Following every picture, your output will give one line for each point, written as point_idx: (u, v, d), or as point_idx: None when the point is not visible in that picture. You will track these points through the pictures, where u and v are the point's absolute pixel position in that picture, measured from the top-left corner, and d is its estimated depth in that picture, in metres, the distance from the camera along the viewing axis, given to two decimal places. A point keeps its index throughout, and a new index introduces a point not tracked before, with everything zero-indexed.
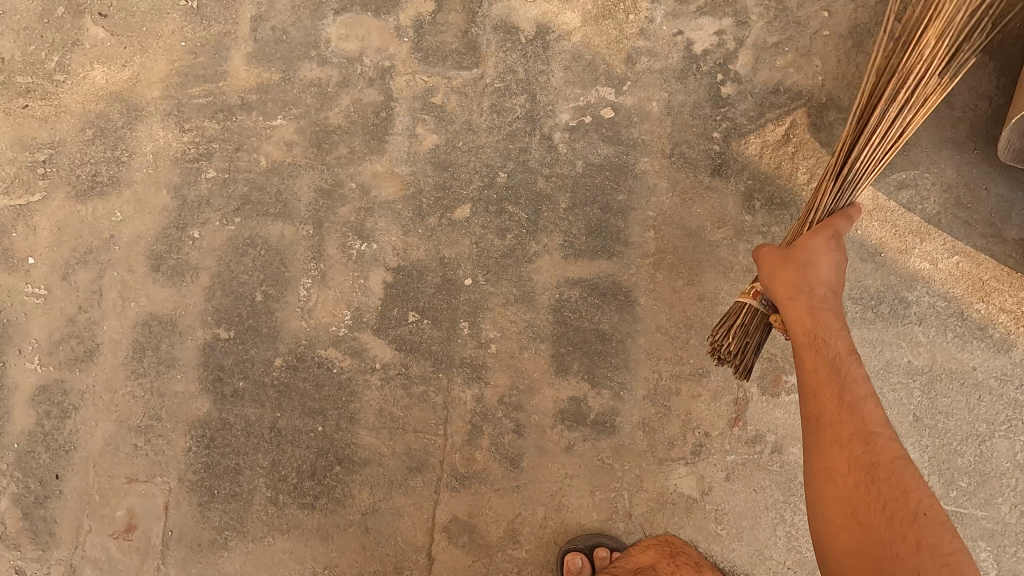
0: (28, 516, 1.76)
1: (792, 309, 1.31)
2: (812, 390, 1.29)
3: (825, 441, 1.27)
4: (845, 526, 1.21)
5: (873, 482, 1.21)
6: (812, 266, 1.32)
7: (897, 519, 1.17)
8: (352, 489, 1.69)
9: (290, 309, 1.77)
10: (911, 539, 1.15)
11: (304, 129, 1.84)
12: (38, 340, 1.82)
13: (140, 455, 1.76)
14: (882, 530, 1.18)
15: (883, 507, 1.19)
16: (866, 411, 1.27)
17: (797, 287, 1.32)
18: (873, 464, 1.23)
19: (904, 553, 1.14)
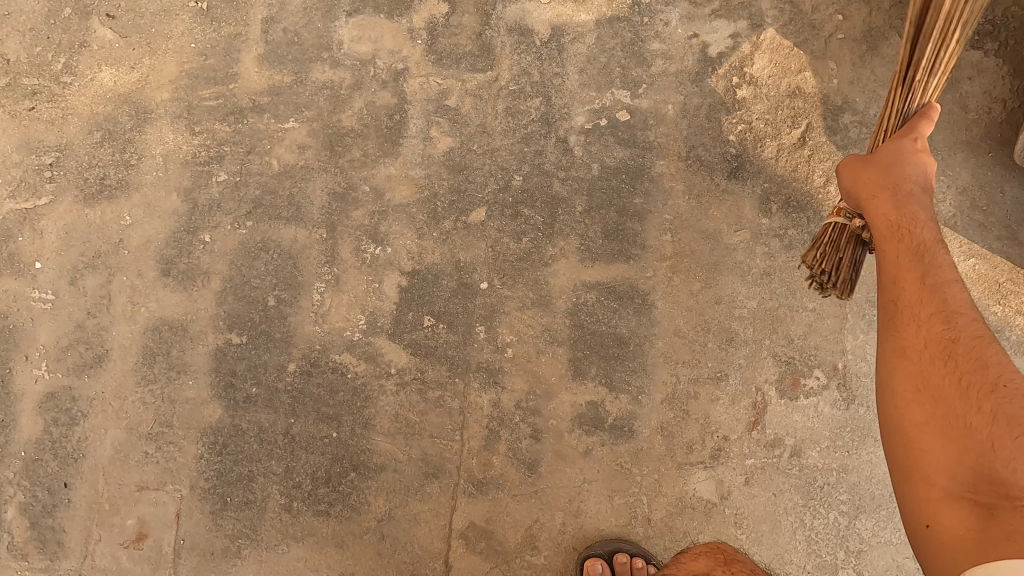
0: (35, 525, 1.73)
1: (875, 208, 1.23)
2: (891, 275, 1.16)
3: (902, 322, 1.13)
4: (915, 402, 1.07)
5: (950, 358, 1.08)
6: (897, 167, 1.23)
7: (978, 394, 1.03)
8: (368, 495, 1.67)
9: (303, 313, 1.75)
10: (993, 417, 1.01)
11: (317, 132, 1.82)
12: (45, 345, 1.79)
13: (150, 463, 1.73)
14: (959, 406, 1.04)
15: (965, 383, 1.05)
16: (947, 292, 1.12)
17: (882, 184, 1.23)
18: (953, 340, 1.08)
19: (981, 426, 1.01)
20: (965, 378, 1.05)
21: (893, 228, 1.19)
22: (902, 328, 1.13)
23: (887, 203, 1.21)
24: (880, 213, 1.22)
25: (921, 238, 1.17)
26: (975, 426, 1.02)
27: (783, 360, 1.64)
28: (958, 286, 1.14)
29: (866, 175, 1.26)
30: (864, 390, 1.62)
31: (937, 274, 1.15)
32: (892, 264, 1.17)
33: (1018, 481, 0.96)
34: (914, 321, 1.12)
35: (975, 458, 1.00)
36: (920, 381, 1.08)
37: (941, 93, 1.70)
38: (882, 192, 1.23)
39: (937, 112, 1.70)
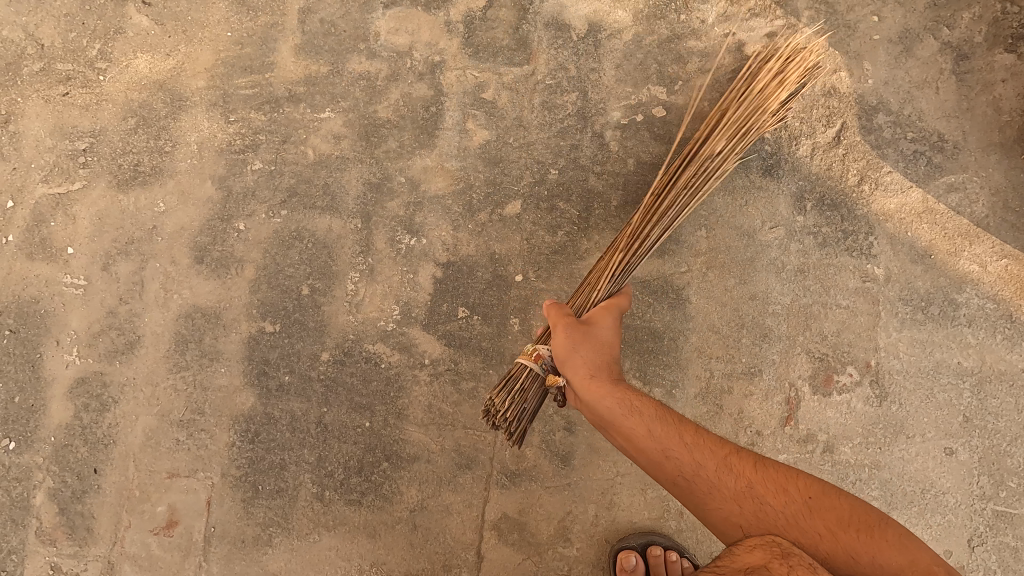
0: (64, 511, 1.72)
1: (600, 397, 1.35)
2: (662, 459, 1.28)
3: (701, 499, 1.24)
4: (777, 563, 1.12)
5: (759, 500, 1.19)
6: (605, 347, 1.42)
7: (802, 514, 1.15)
8: (400, 486, 1.67)
9: (337, 303, 1.75)
10: (820, 529, 1.12)
11: (353, 123, 1.82)
12: (77, 330, 1.79)
13: (181, 450, 1.73)
14: (801, 536, 1.13)
15: (784, 518, 1.16)
16: (703, 444, 1.28)
17: (599, 368, 1.38)
18: (748, 486, 1.21)
19: (830, 547, 1.10)
20: (785, 509, 1.17)
21: (629, 413, 1.33)
22: (713, 502, 1.23)
23: (621, 394, 1.34)
24: (610, 399, 1.34)
25: (663, 409, 1.35)
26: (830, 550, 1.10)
27: (816, 357, 1.65)
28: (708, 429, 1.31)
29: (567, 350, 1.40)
30: (897, 387, 1.63)
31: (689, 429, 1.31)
32: (660, 445, 1.29)
33: (883, 575, 1.05)
34: (715, 487, 1.23)
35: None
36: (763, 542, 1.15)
37: (974, 95, 1.72)
38: (607, 375, 1.38)
39: (971, 113, 1.71)
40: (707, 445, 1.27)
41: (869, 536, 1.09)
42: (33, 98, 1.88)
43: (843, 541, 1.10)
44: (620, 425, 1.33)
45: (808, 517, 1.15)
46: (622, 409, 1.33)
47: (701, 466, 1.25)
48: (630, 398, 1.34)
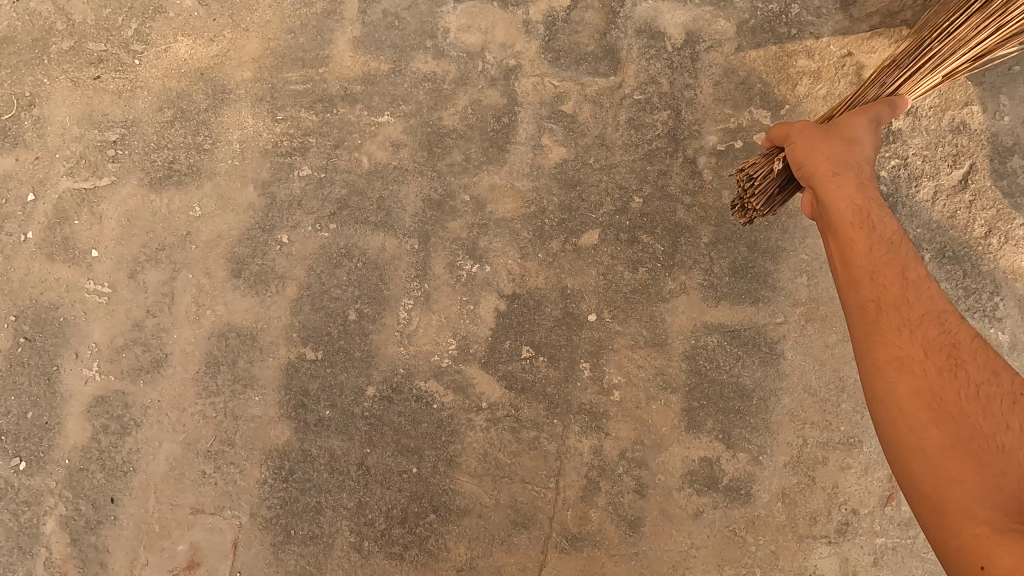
0: (77, 542, 1.57)
1: (837, 202, 1.13)
2: (864, 277, 1.07)
3: (885, 326, 1.03)
4: (931, 424, 0.94)
5: (957, 369, 0.98)
6: (857, 144, 1.18)
7: (990, 407, 0.94)
8: (447, 541, 1.51)
9: (386, 332, 1.58)
10: (999, 442, 0.92)
11: (414, 130, 1.63)
12: (98, 343, 1.63)
13: (207, 484, 1.57)
14: (980, 423, 0.94)
15: (950, 398, 0.96)
16: (932, 304, 1.05)
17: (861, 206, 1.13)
18: (948, 354, 0.99)
19: (1002, 449, 0.91)
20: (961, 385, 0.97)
21: (884, 247, 1.09)
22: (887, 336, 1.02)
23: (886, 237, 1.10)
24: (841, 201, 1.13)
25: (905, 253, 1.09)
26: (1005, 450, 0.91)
27: None
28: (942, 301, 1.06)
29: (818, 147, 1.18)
30: None
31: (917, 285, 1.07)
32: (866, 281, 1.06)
33: None
34: (886, 345, 1.02)
35: (997, 483, 0.88)
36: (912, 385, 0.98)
37: None
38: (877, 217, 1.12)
39: None
40: (943, 312, 1.04)
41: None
42: (60, 79, 1.69)
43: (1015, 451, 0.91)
44: (841, 225, 1.12)
45: (989, 399, 0.95)
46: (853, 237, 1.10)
47: (912, 320, 1.03)
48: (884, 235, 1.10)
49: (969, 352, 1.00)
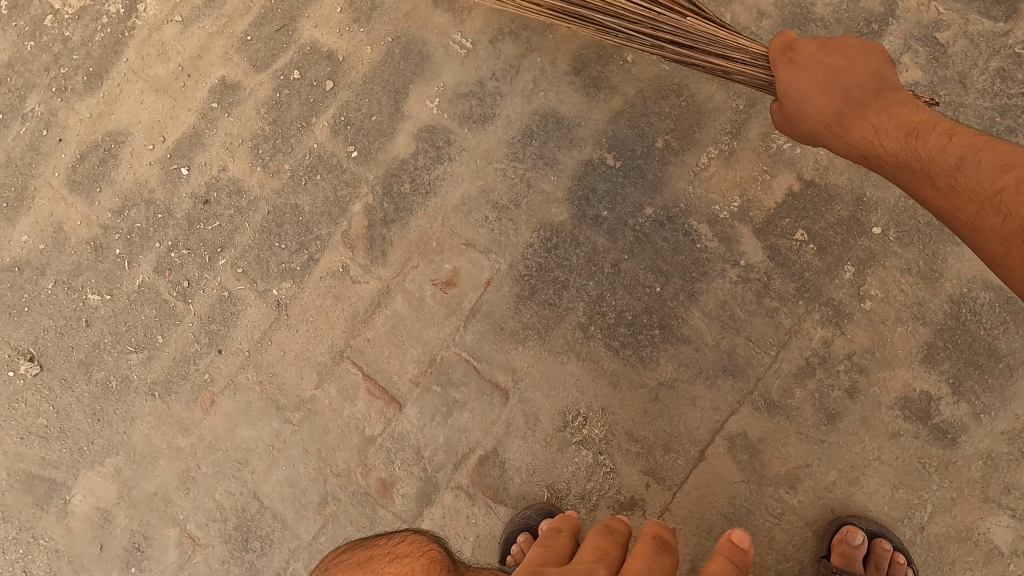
0: (371, 227, 1.94)
1: (853, 125, 1.22)
2: (849, 121, 1.22)
3: (876, 121, 1.21)
4: (940, 191, 1.11)
5: (951, 148, 1.10)
6: (828, 70, 1.22)
7: (947, 158, 1.10)
8: (660, 357, 1.72)
9: (682, 168, 1.76)
10: (945, 164, 1.10)
11: (784, 7, 1.74)
12: (445, 85, 1.93)
13: (486, 227, 1.86)
14: (945, 160, 1.10)
15: (1003, 171, 1.02)
16: (943, 140, 1.13)
17: (843, 66, 1.22)
18: (942, 146, 1.11)
19: (975, 180, 1.05)
20: (946, 146, 1.11)
21: (874, 138, 1.20)
22: (865, 142, 1.22)
23: (838, 48, 1.23)
24: (809, 86, 1.24)
25: (891, 81, 1.21)
26: (978, 175, 1.05)
27: None
28: (860, 128, 1.21)
29: (802, 73, 1.25)
30: None
31: (888, 146, 1.19)
32: (849, 127, 1.22)
33: (979, 194, 1.04)
34: (922, 171, 1.14)
35: (1002, 174, 1.02)
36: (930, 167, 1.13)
37: None
38: (853, 66, 1.21)
39: None
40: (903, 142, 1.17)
41: (1013, 162, 1.02)
42: None
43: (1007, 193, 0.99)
44: (843, 135, 1.24)
45: (968, 170, 1.07)
46: (842, 132, 1.24)
47: (885, 131, 1.20)
48: (868, 89, 1.21)
49: (952, 150, 1.10)
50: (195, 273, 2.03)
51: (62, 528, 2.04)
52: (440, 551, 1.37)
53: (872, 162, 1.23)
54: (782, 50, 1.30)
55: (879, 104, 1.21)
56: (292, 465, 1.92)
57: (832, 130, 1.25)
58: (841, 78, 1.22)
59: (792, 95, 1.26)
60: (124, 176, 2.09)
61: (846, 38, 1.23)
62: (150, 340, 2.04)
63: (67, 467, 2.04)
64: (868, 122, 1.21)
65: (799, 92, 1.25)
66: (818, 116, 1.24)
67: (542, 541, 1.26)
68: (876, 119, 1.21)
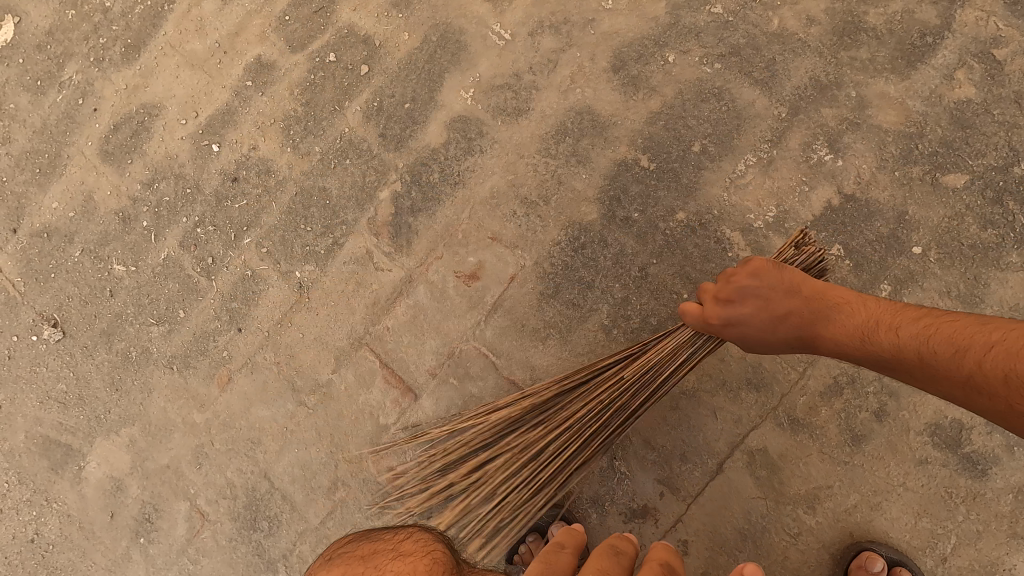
0: (398, 215, 1.92)
1: (832, 321, 1.25)
2: (808, 315, 1.27)
3: (826, 325, 1.25)
4: (927, 367, 1.04)
5: (926, 348, 1.04)
6: (772, 300, 1.29)
7: (912, 357, 1.07)
8: (682, 365, 1.69)
9: (718, 174, 1.72)
10: (917, 352, 1.06)
11: (835, 14, 1.69)
12: (481, 75, 1.90)
13: (513, 222, 1.84)
14: (926, 358, 1.04)
15: (965, 355, 0.97)
16: (898, 334, 1.11)
17: (765, 309, 1.29)
18: (885, 353, 1.13)
19: (953, 366, 0.99)
20: (910, 336, 1.09)
21: (854, 335, 1.19)
22: (827, 330, 1.25)
23: (756, 283, 1.30)
24: (749, 316, 1.29)
25: (806, 291, 1.29)
26: (954, 356, 0.99)
27: None
28: (844, 330, 1.23)
29: (753, 293, 1.30)
30: None
31: (860, 344, 1.18)
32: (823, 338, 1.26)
33: (959, 381, 0.97)
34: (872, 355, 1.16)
35: (972, 354, 0.96)
36: (900, 362, 1.10)
37: None
38: (777, 294, 1.30)
39: None
40: (849, 340, 1.21)
41: (982, 336, 0.95)
42: None
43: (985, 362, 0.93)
44: (815, 339, 1.27)
45: (953, 349, 1.00)
46: (813, 313, 1.27)
47: (815, 327, 1.27)
48: (802, 291, 1.29)
49: (908, 344, 1.08)
50: (220, 250, 2.04)
51: (76, 493, 2.06)
52: (444, 552, 1.36)
53: (850, 354, 1.23)
54: (711, 292, 1.36)
55: (833, 313, 1.25)
56: (304, 448, 1.92)
57: (804, 335, 1.29)
58: (767, 280, 1.31)
59: (738, 329, 1.31)
60: (155, 150, 2.10)
61: (743, 279, 1.31)
62: (171, 314, 2.05)
63: (83, 433, 2.07)
64: (832, 338, 1.25)
65: (736, 331, 1.31)
66: (790, 337, 1.30)
67: (545, 555, 1.25)
68: (832, 319, 1.24)
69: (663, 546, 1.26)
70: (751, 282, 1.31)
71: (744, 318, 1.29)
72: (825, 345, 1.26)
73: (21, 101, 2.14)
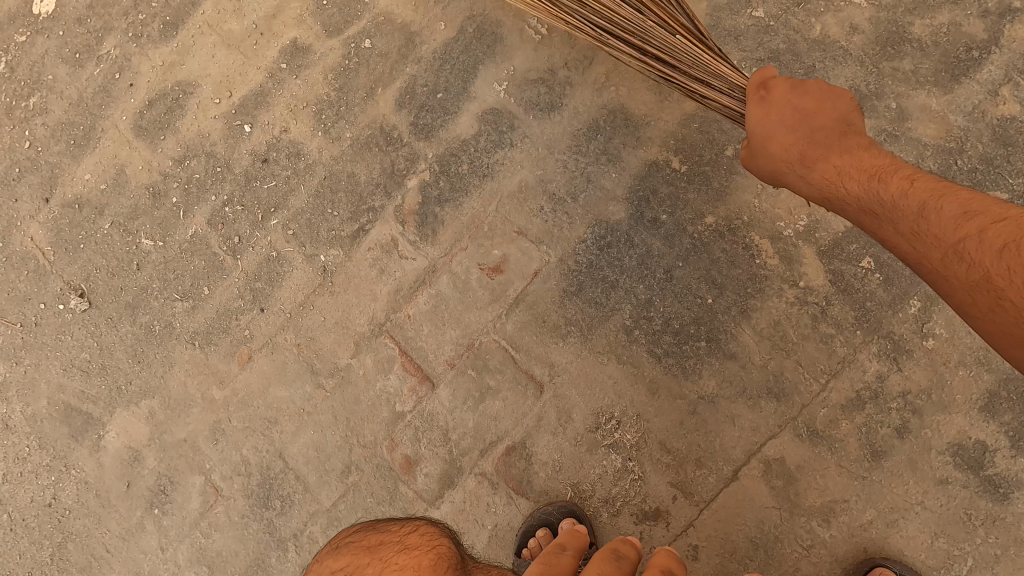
0: (424, 204, 1.93)
1: (840, 166, 1.19)
2: (828, 171, 1.20)
3: (844, 157, 1.19)
4: (939, 250, 1.01)
5: (933, 209, 1.04)
6: (785, 143, 1.22)
7: (923, 215, 1.05)
8: (703, 370, 1.68)
9: (750, 180, 1.70)
10: (913, 224, 1.06)
11: (879, 23, 1.67)
12: (515, 69, 1.90)
13: (539, 217, 1.83)
14: (923, 236, 1.04)
15: (977, 235, 0.95)
16: (913, 193, 1.08)
17: (787, 150, 1.22)
18: (894, 200, 1.10)
19: (945, 235, 1.00)
20: (909, 194, 1.08)
21: (867, 185, 1.15)
22: (834, 187, 1.19)
23: (806, 89, 1.21)
24: (768, 158, 1.26)
25: (858, 125, 1.20)
26: (964, 227, 0.97)
27: None
28: (843, 197, 1.19)
29: (778, 128, 1.23)
30: None
31: (868, 199, 1.15)
32: (816, 171, 1.21)
33: (942, 271, 1.01)
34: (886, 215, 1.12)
35: (974, 235, 0.96)
36: (896, 246, 1.10)
37: None
38: (825, 109, 1.20)
39: None
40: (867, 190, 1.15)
41: (992, 208, 0.98)
42: None
43: (992, 269, 0.91)
44: (827, 196, 1.21)
45: (977, 221, 0.96)
46: (806, 169, 1.22)
47: (832, 177, 1.19)
48: (838, 130, 1.20)
49: (930, 206, 1.05)
50: (247, 230, 2.06)
51: (94, 461, 2.10)
52: (449, 548, 1.36)
53: (852, 215, 1.21)
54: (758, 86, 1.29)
55: (853, 158, 1.19)
56: (320, 430, 1.94)
57: (798, 167, 1.23)
58: (789, 130, 1.22)
59: (763, 135, 1.24)
60: (188, 127, 2.12)
61: (783, 111, 1.22)
62: (196, 290, 2.07)
63: (104, 403, 2.10)
64: (846, 186, 1.18)
65: (759, 135, 1.25)
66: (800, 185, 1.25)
67: (545, 558, 1.25)
68: (864, 164, 1.17)
69: (665, 552, 1.26)
70: (771, 126, 1.23)
71: (755, 126, 1.25)
72: (830, 205, 1.23)
73: (59, 73, 2.17)
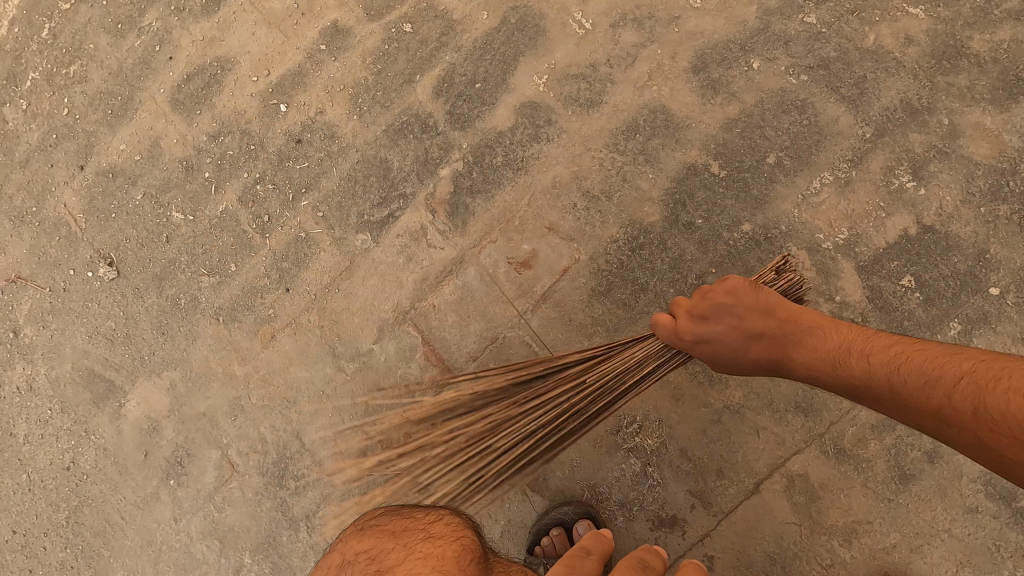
0: (456, 194, 1.92)
1: (802, 344, 1.25)
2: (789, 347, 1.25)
3: (796, 348, 1.25)
4: (928, 401, 1.02)
5: (904, 375, 1.07)
6: (734, 333, 1.26)
7: (893, 375, 1.09)
8: (729, 379, 1.65)
9: (791, 189, 1.67)
10: (890, 384, 1.09)
11: (936, 35, 1.62)
12: (556, 62, 1.87)
13: (572, 214, 1.81)
14: (906, 393, 1.06)
15: (938, 382, 1.01)
16: (877, 363, 1.13)
17: (735, 330, 1.26)
18: (861, 357, 1.16)
19: (928, 402, 1.02)
20: (873, 367, 1.13)
21: (830, 365, 1.20)
22: (798, 355, 1.25)
23: (732, 298, 1.27)
24: (721, 335, 1.26)
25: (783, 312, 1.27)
26: (945, 389, 1.00)
27: None
28: (808, 361, 1.24)
29: (726, 319, 1.26)
30: None
31: (837, 369, 1.19)
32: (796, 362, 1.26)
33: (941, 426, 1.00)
34: (843, 378, 1.18)
35: (953, 399, 0.98)
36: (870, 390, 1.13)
37: None
38: (752, 312, 1.26)
39: None
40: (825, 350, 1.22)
41: (949, 369, 1.01)
42: None
43: (975, 416, 0.94)
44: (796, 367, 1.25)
45: (951, 380, 1.00)
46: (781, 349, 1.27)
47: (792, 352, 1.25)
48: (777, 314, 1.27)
49: (895, 376, 1.09)
50: (277, 209, 2.06)
51: (113, 429, 2.12)
52: (474, 539, 1.34)
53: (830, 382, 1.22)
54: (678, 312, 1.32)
55: (797, 347, 1.25)
56: (338, 413, 1.94)
57: (783, 350, 1.27)
58: (735, 303, 1.27)
59: (712, 354, 1.28)
60: (224, 103, 2.12)
61: (720, 298, 1.27)
62: (223, 266, 2.08)
63: (126, 372, 2.12)
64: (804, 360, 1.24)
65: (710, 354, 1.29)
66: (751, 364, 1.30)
67: (569, 559, 1.22)
68: (803, 355, 1.24)
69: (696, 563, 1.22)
70: (731, 310, 1.26)
71: (717, 341, 1.26)
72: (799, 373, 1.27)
73: (100, 43, 2.18)
